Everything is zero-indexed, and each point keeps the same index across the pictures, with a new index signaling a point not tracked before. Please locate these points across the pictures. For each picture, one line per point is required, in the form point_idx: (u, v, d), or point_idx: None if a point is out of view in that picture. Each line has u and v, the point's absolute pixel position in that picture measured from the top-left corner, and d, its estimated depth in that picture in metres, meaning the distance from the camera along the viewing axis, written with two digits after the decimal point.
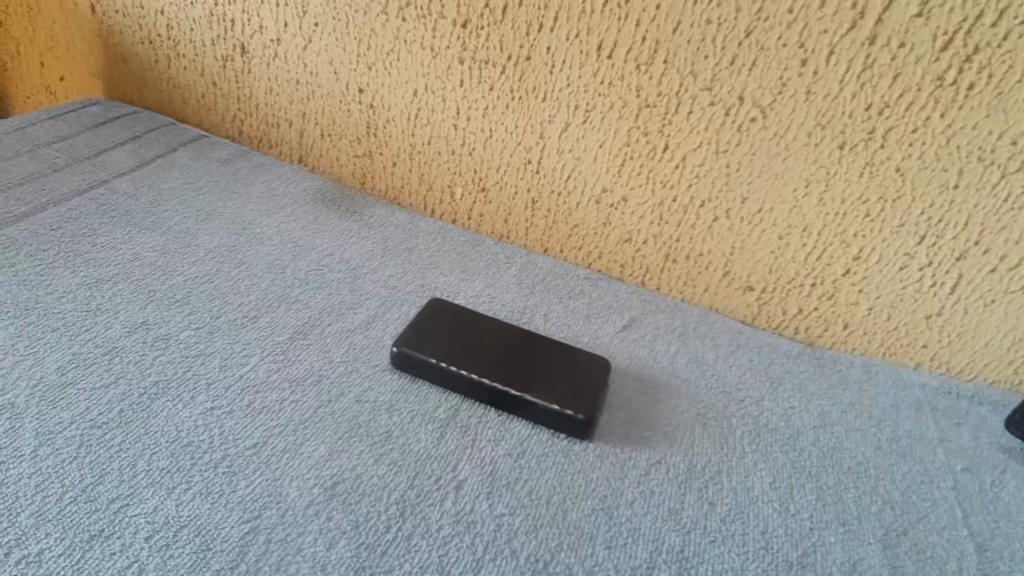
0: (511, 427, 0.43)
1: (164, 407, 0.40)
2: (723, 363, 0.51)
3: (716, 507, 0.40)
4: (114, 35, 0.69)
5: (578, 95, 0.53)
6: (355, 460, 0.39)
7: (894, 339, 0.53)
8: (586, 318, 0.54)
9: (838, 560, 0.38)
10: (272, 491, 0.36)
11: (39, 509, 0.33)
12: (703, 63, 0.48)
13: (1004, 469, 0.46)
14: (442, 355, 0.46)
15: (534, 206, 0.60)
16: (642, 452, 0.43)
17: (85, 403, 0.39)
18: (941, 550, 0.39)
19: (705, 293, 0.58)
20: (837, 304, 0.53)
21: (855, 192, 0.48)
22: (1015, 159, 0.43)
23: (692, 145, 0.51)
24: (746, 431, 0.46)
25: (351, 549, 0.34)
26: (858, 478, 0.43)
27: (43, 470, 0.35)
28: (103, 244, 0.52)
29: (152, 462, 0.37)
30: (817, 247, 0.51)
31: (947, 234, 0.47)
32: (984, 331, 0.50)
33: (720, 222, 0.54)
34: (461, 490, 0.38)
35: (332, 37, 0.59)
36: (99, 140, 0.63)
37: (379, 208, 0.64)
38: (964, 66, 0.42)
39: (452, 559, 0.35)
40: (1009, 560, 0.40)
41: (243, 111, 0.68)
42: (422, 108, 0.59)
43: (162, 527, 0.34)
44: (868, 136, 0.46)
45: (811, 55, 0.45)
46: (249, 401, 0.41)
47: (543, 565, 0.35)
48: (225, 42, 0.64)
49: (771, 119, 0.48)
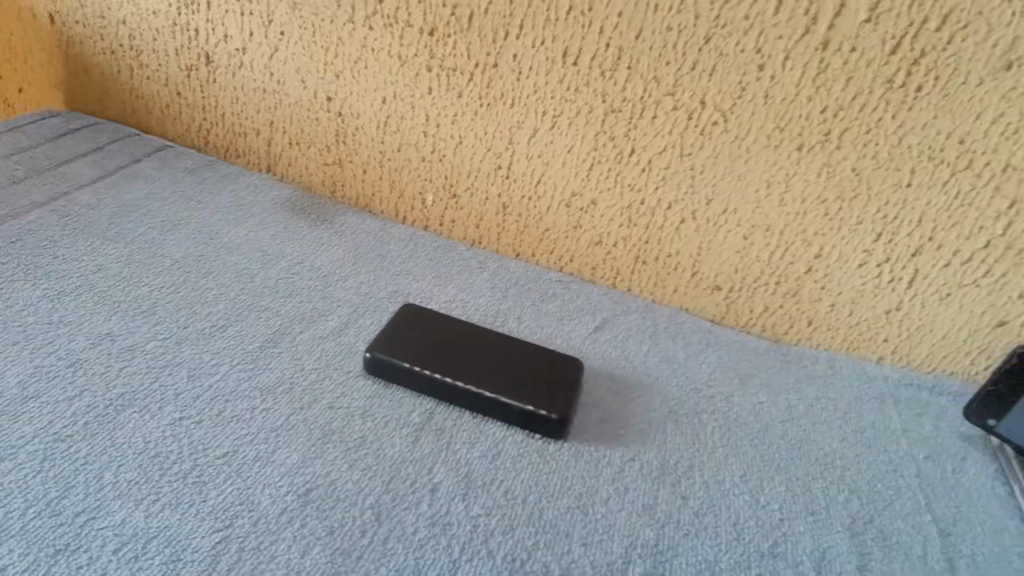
0: (486, 429, 0.43)
1: (131, 418, 0.39)
2: (694, 361, 0.52)
3: (689, 501, 0.40)
4: (75, 45, 0.67)
5: (546, 101, 0.54)
6: (329, 467, 0.39)
7: (856, 334, 0.54)
8: (559, 320, 0.55)
9: (808, 548, 0.39)
10: (244, 499, 0.36)
11: (0, 525, 0.32)
12: (665, 68, 0.49)
13: (964, 456, 0.47)
14: (416, 359, 0.45)
15: (505, 211, 0.61)
16: (616, 450, 0.43)
17: (47, 416, 0.38)
18: (906, 536, 0.41)
19: (674, 293, 0.59)
20: (801, 301, 0.55)
21: (815, 192, 0.50)
22: (963, 158, 0.45)
23: (658, 148, 0.52)
24: (716, 426, 0.46)
25: (326, 555, 0.34)
26: (825, 468, 0.44)
27: (4, 486, 0.34)
28: (65, 256, 0.51)
29: (118, 474, 0.36)
30: (780, 246, 0.53)
31: (902, 231, 0.49)
32: (940, 324, 0.52)
33: (687, 224, 0.55)
34: (437, 492, 0.38)
35: (298, 45, 0.59)
36: (60, 151, 0.62)
37: (350, 215, 0.63)
38: (912, 69, 0.44)
39: (428, 561, 0.34)
40: (970, 543, 0.41)
41: (209, 120, 0.67)
42: (391, 115, 0.60)
43: (130, 540, 0.33)
44: (824, 137, 0.47)
45: (768, 60, 0.46)
46: (219, 410, 0.41)
47: (520, 564, 0.35)
48: (189, 51, 0.63)
49: (732, 123, 0.49)
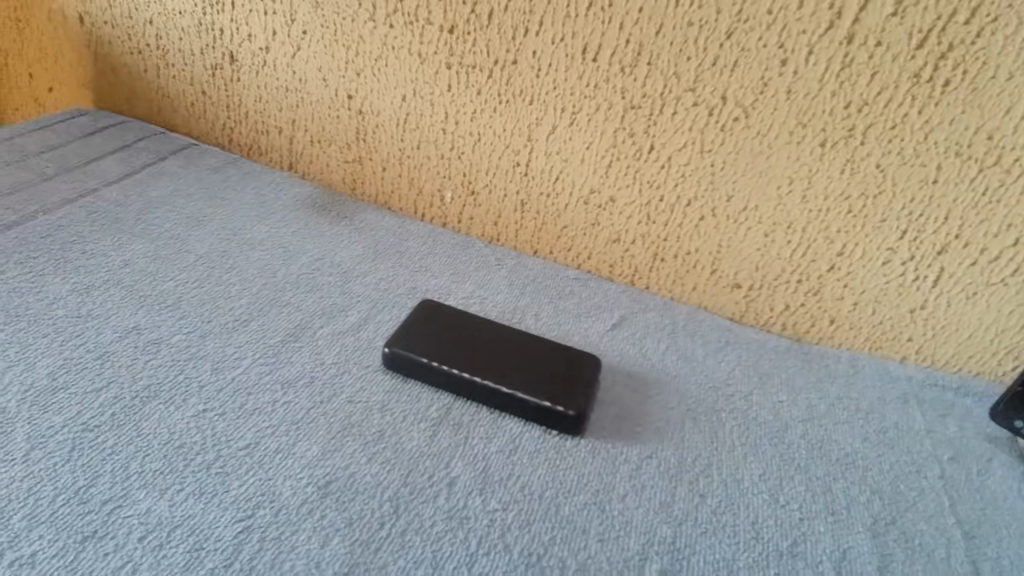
0: (503, 425, 0.43)
1: (156, 409, 0.40)
2: (713, 360, 0.52)
3: (707, 499, 0.40)
4: (103, 45, 0.69)
5: (565, 98, 0.54)
6: (348, 459, 0.39)
7: (880, 333, 0.54)
8: (577, 317, 0.55)
9: (828, 549, 0.38)
10: (266, 490, 0.36)
11: (31, 511, 0.33)
12: (686, 64, 0.49)
13: (991, 459, 0.46)
14: (434, 354, 0.46)
15: (523, 208, 0.61)
16: (633, 447, 0.43)
17: (75, 407, 0.39)
18: (930, 538, 0.40)
19: (693, 291, 0.58)
20: (822, 299, 0.54)
21: (838, 188, 0.49)
22: (992, 154, 0.44)
23: (677, 145, 0.52)
24: (735, 425, 0.46)
25: (345, 546, 0.34)
26: (846, 469, 0.44)
27: (35, 474, 0.35)
28: (94, 251, 0.52)
29: (144, 464, 0.37)
30: (802, 244, 0.52)
31: (928, 228, 0.48)
32: (967, 324, 0.51)
33: (707, 221, 0.54)
34: (454, 486, 0.38)
35: (320, 44, 0.60)
36: (89, 149, 0.64)
37: (370, 213, 0.64)
38: (939, 63, 0.43)
39: (446, 554, 0.35)
40: (996, 546, 0.40)
41: (233, 119, 0.68)
42: (411, 113, 0.60)
43: (155, 528, 0.34)
44: (848, 133, 0.47)
45: (791, 55, 0.46)
46: (241, 403, 0.42)
47: (537, 558, 0.35)
48: (214, 50, 0.64)
49: (753, 119, 0.49)
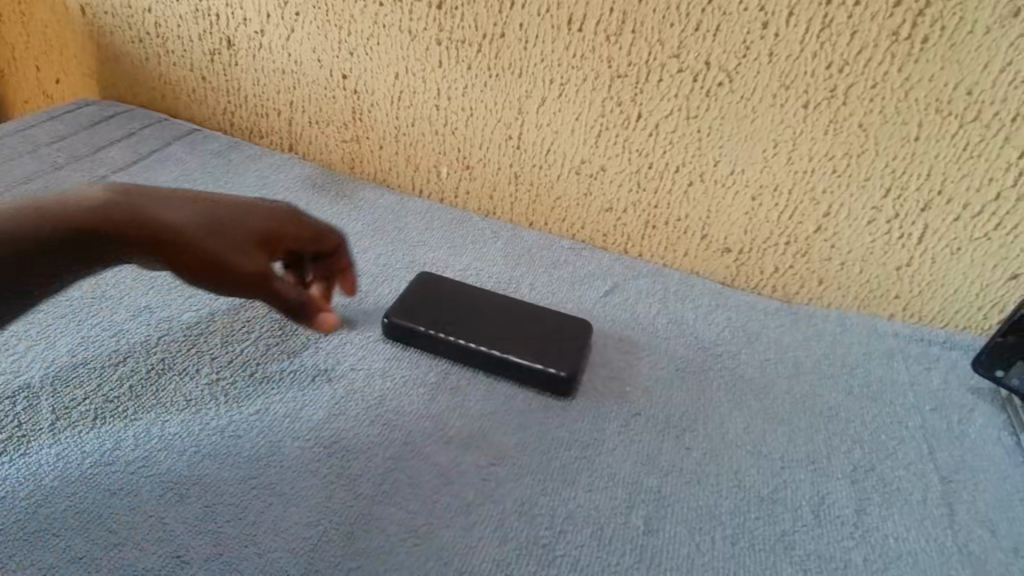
0: (498, 388, 0.45)
1: (171, 380, 0.43)
2: (703, 322, 0.53)
3: (692, 451, 0.42)
4: (105, 35, 0.71)
5: (553, 69, 0.55)
6: (351, 422, 0.41)
7: (869, 291, 0.54)
8: (570, 285, 0.57)
9: (807, 494, 0.40)
10: (275, 450, 0.39)
11: (62, 473, 0.36)
12: (669, 31, 0.49)
13: (973, 408, 0.48)
14: (431, 323, 0.48)
15: (517, 180, 0.62)
16: (623, 405, 0.45)
17: (96, 380, 0.42)
18: (907, 483, 0.42)
19: (685, 257, 0.59)
20: (811, 261, 0.55)
21: (821, 149, 0.50)
22: (972, 108, 0.45)
23: (664, 112, 0.53)
24: (722, 382, 0.48)
25: (349, 500, 0.37)
26: (829, 421, 0.45)
27: (63, 440, 0.38)
28: None
29: (164, 429, 0.39)
30: (789, 207, 0.53)
31: (911, 185, 0.49)
32: (952, 279, 0.52)
33: (695, 186, 0.55)
34: (451, 444, 0.41)
35: (313, 25, 0.61)
36: (96, 139, 0.66)
37: (368, 191, 0.66)
38: (918, 20, 0.43)
39: (443, 505, 0.37)
40: (972, 489, 0.42)
41: (233, 103, 0.70)
42: (404, 90, 0.61)
43: (175, 485, 0.37)
44: (830, 94, 0.47)
45: (772, 18, 0.46)
46: (251, 372, 0.44)
47: (528, 507, 0.38)
48: (211, 36, 0.66)
49: (737, 83, 0.49)
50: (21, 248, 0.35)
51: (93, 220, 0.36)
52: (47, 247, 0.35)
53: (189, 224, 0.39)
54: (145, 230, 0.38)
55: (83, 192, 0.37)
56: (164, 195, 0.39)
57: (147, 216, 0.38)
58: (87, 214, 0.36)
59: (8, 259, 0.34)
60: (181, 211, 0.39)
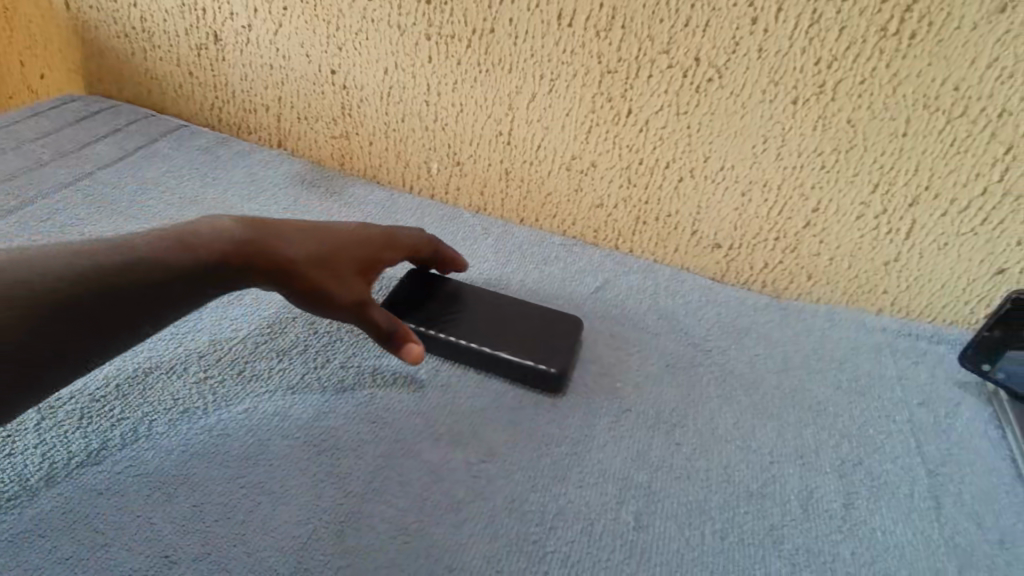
0: (488, 385, 0.45)
1: (159, 379, 0.42)
2: (694, 318, 0.53)
3: (682, 447, 0.42)
4: (89, 30, 0.70)
5: (543, 65, 0.54)
6: (341, 420, 0.41)
7: (857, 287, 0.55)
8: (561, 282, 0.56)
9: (796, 488, 0.40)
10: (263, 449, 0.39)
11: (47, 473, 0.36)
12: (659, 26, 0.49)
13: (960, 402, 0.48)
14: (421, 320, 0.47)
15: (508, 177, 0.62)
16: (613, 401, 0.45)
17: (82, 380, 0.41)
18: (894, 477, 0.42)
19: (676, 253, 0.60)
20: (800, 256, 0.55)
21: (810, 145, 0.50)
22: (959, 104, 0.45)
23: (654, 108, 0.53)
24: (711, 377, 0.48)
25: (339, 498, 0.37)
26: (817, 416, 0.46)
27: (49, 440, 0.38)
28: (92, 233, 0.54)
29: (151, 428, 0.39)
30: (778, 203, 0.53)
31: (899, 181, 0.49)
32: (939, 274, 0.52)
33: (685, 182, 0.55)
34: (441, 441, 0.41)
35: (301, 20, 0.61)
36: (82, 135, 0.65)
37: (359, 187, 0.65)
38: (906, 16, 0.43)
39: (433, 502, 0.37)
40: (958, 482, 0.42)
41: (220, 99, 0.69)
42: (394, 86, 0.61)
43: (163, 484, 0.36)
44: (819, 89, 0.47)
45: (761, 13, 0.46)
46: (240, 369, 0.44)
47: (518, 504, 0.38)
48: (198, 31, 0.65)
49: (727, 78, 0.49)
50: (169, 278, 0.36)
51: (228, 253, 0.38)
52: (191, 275, 0.37)
53: (308, 256, 0.41)
54: (274, 262, 0.39)
55: (222, 225, 0.39)
56: (287, 227, 0.41)
57: (274, 249, 0.39)
58: (227, 245, 0.38)
59: (160, 285, 0.36)
60: (301, 243, 0.41)
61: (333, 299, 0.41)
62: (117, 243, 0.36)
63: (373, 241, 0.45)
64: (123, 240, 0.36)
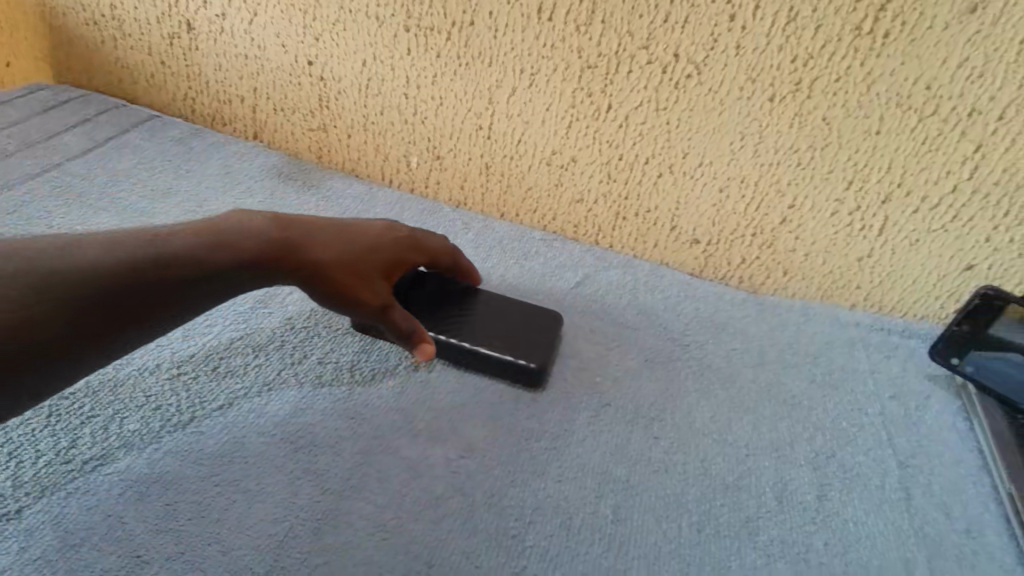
0: (468, 380, 0.45)
1: (130, 376, 0.41)
2: (672, 313, 0.54)
3: (660, 441, 0.43)
4: (56, 17, 0.68)
5: (523, 59, 0.54)
6: (318, 416, 0.41)
7: (832, 282, 0.56)
8: (541, 277, 0.56)
9: (771, 481, 0.41)
10: (238, 446, 0.38)
11: (14, 473, 0.35)
12: (639, 22, 0.49)
13: (930, 395, 0.49)
14: None
15: (488, 171, 0.61)
16: (592, 396, 0.45)
17: None
18: (866, 468, 0.43)
19: (655, 248, 0.60)
20: (776, 252, 0.56)
21: (786, 142, 0.50)
22: (930, 103, 0.46)
23: (634, 103, 0.53)
24: (689, 372, 0.48)
25: (316, 495, 0.36)
26: (792, 409, 0.46)
27: (15, 440, 0.37)
28: (60, 226, 0.53)
29: (123, 426, 0.38)
30: (755, 199, 0.54)
31: (872, 178, 0.50)
32: (911, 270, 0.53)
33: (665, 177, 0.56)
34: (420, 437, 0.40)
35: (277, 9, 0.60)
36: (49, 125, 0.63)
37: (337, 181, 0.64)
38: (880, 15, 0.44)
39: (411, 499, 0.37)
40: (927, 473, 0.43)
41: (194, 89, 0.68)
42: (372, 78, 0.60)
43: (135, 483, 0.36)
44: (795, 87, 0.48)
45: (739, 10, 0.47)
46: (214, 366, 0.43)
47: (497, 499, 0.38)
48: (170, 19, 0.63)
49: (705, 75, 0.50)
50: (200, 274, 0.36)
51: (259, 253, 0.39)
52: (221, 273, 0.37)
53: (334, 259, 0.42)
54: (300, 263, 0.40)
55: (253, 225, 0.40)
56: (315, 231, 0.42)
57: (303, 250, 0.41)
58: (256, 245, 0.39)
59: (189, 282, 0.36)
60: (326, 245, 0.42)
61: (355, 301, 0.42)
62: (154, 237, 0.36)
63: (393, 246, 0.46)
64: (158, 233, 0.36)
